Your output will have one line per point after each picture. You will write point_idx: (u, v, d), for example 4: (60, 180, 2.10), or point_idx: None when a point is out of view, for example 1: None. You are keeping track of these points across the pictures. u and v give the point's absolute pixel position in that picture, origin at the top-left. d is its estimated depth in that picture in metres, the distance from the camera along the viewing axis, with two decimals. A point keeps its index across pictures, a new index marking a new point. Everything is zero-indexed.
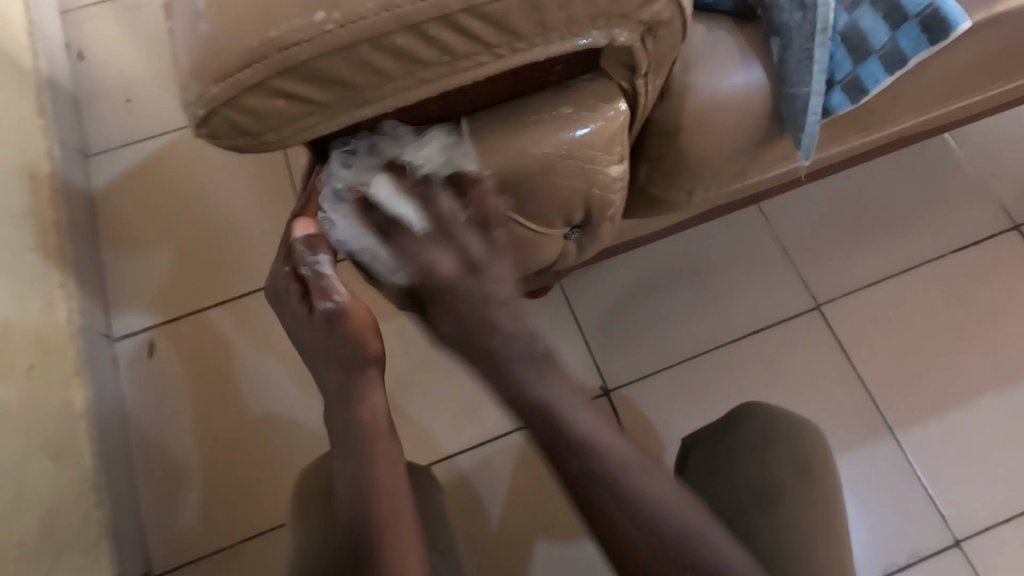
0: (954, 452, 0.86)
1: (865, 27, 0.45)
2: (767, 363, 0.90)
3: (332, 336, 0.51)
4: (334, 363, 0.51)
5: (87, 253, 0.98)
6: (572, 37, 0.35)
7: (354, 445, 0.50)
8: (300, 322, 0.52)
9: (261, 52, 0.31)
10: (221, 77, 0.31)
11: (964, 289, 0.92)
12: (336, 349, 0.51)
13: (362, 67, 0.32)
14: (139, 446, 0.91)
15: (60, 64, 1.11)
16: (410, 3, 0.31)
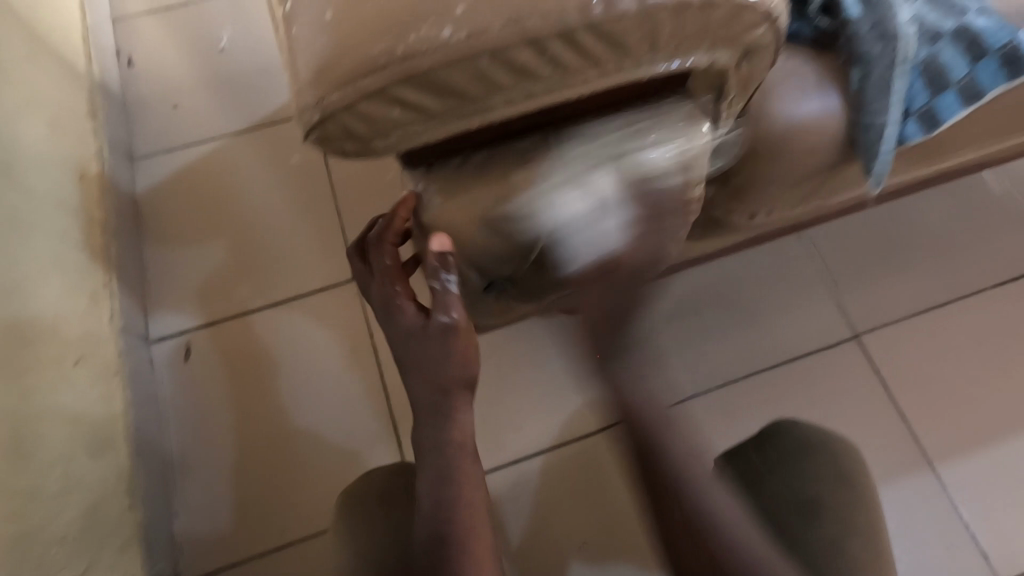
0: (998, 489, 0.84)
1: (945, 60, 0.46)
2: (806, 391, 0.89)
3: (439, 346, 0.47)
4: (427, 375, 0.47)
5: (130, 254, 0.99)
6: (677, 58, 0.36)
7: (439, 464, 0.46)
8: (411, 334, 0.48)
9: (386, 61, 0.32)
10: (343, 85, 0.32)
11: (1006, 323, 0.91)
12: (432, 361, 0.47)
13: (479, 78, 0.33)
14: (171, 450, 0.91)
15: (112, 70, 1.14)
16: (533, 18, 0.32)
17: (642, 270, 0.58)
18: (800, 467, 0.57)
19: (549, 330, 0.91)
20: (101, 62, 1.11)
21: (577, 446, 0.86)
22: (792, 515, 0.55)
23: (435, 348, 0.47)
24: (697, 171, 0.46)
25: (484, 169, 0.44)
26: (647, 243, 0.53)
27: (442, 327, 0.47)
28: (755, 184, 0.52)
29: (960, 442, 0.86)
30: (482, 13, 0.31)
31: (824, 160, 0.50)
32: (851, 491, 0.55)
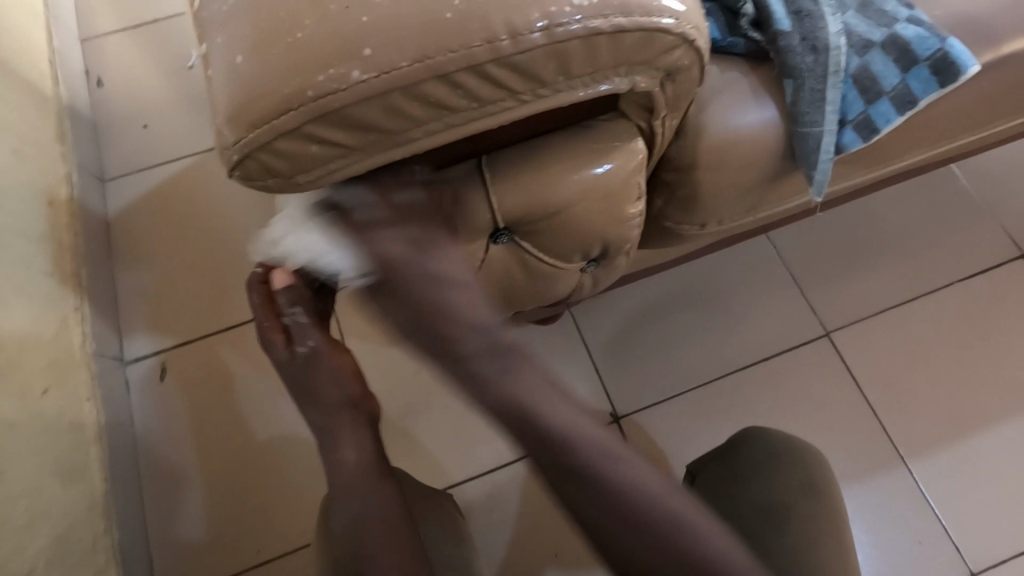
0: (969, 484, 0.85)
1: (875, 71, 0.46)
2: (779, 390, 0.90)
3: (314, 371, 0.56)
4: (314, 401, 0.56)
5: (102, 277, 0.99)
6: (594, 83, 0.36)
7: (354, 486, 0.53)
8: (284, 366, 0.57)
9: (297, 100, 0.32)
10: (257, 123, 0.33)
11: (975, 316, 0.92)
12: (312, 386, 0.56)
13: (393, 113, 0.33)
14: (147, 471, 0.91)
15: (79, 91, 1.14)
16: (442, 53, 0.32)
17: (595, 286, 0.58)
18: (762, 476, 0.59)
19: (521, 339, 0.92)
20: (68, 84, 1.11)
21: None
22: (761, 521, 0.57)
23: (306, 375, 0.56)
24: (636, 189, 0.47)
25: (420, 198, 0.44)
26: (596, 259, 0.53)
27: (304, 355, 0.56)
28: (701, 196, 0.51)
29: (931, 437, 0.87)
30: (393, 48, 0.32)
31: (766, 171, 0.51)
32: (814, 498, 0.56)
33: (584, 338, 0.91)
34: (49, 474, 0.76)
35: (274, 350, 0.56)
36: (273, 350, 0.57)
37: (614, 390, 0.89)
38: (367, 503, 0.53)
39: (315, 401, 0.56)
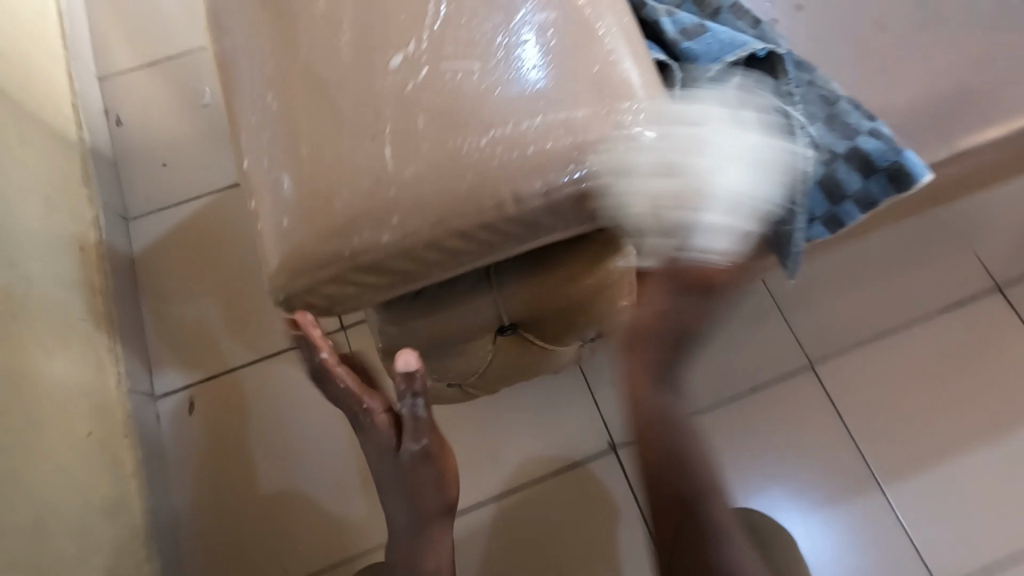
0: (937, 507, 0.93)
1: (841, 176, 0.52)
2: (765, 419, 0.97)
3: (419, 459, 0.54)
4: (411, 483, 0.56)
5: (131, 315, 1.06)
6: (582, 222, 0.42)
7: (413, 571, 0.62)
8: (385, 455, 0.55)
9: (335, 254, 0.39)
10: (302, 271, 0.40)
11: (948, 348, 0.99)
12: (413, 473, 0.55)
13: (414, 261, 0.40)
14: (180, 497, 0.98)
15: (100, 132, 1.19)
16: (454, 213, 0.39)
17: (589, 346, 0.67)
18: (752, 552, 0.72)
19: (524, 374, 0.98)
20: (89, 126, 1.16)
21: (552, 482, 0.93)
22: None
23: (416, 467, 0.55)
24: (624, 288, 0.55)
25: (438, 306, 0.51)
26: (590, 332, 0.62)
27: (415, 454, 0.54)
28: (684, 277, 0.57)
29: (903, 464, 0.95)
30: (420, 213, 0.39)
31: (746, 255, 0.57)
32: None
33: (592, 389, 0.96)
34: (97, 507, 0.83)
35: (379, 435, 0.54)
36: (374, 436, 0.54)
37: (612, 421, 0.95)
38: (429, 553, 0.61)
39: (404, 486, 0.56)
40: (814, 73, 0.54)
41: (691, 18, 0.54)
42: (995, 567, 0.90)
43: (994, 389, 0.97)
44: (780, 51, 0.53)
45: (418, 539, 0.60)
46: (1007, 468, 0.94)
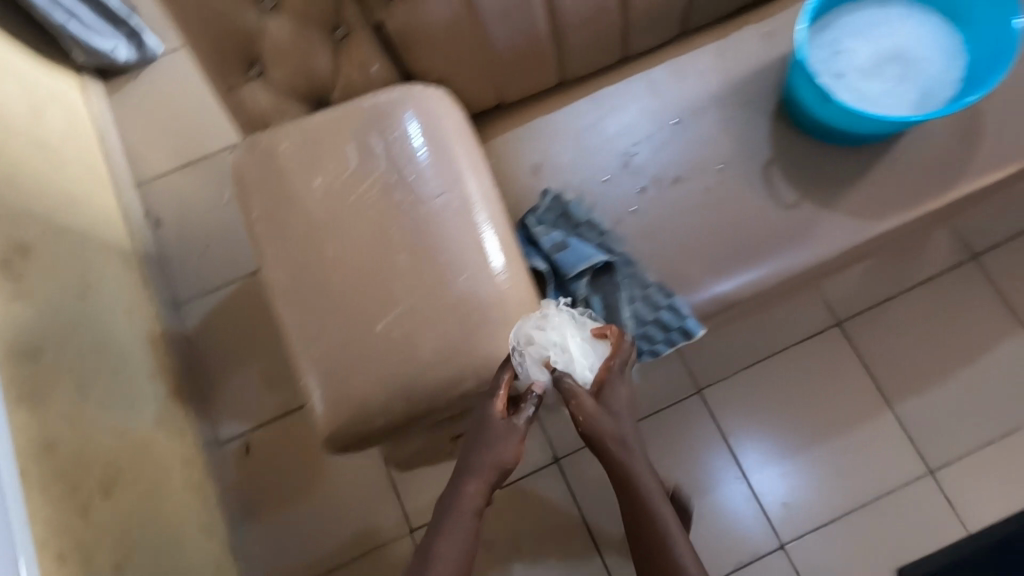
0: (785, 486, 1.32)
1: (653, 334, 0.86)
2: (666, 432, 1.35)
3: (503, 440, 0.66)
4: (485, 458, 0.66)
5: (193, 384, 1.40)
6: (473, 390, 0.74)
7: None
8: (490, 424, 0.67)
9: (344, 423, 0.73)
10: (330, 434, 0.75)
11: (798, 370, 1.37)
12: (492, 448, 0.66)
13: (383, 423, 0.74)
14: (247, 514, 1.35)
15: (147, 234, 1.50)
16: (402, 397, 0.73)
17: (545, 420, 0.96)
18: None
19: None
20: (139, 233, 1.47)
21: (512, 488, 1.28)
22: None
23: (504, 433, 0.67)
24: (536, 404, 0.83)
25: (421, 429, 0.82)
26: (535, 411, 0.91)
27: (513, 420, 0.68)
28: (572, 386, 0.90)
29: (763, 457, 1.34)
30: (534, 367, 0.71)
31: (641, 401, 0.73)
32: None
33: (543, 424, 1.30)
34: (196, 530, 1.20)
35: (483, 413, 0.68)
36: (478, 413, 0.68)
37: (556, 442, 1.29)
38: (444, 534, 0.64)
39: (472, 453, 0.67)
40: (638, 267, 0.87)
41: (560, 235, 0.87)
42: (824, 526, 1.29)
43: (830, 399, 1.35)
44: (614, 259, 0.86)
45: (448, 516, 0.65)
46: (835, 457, 1.33)
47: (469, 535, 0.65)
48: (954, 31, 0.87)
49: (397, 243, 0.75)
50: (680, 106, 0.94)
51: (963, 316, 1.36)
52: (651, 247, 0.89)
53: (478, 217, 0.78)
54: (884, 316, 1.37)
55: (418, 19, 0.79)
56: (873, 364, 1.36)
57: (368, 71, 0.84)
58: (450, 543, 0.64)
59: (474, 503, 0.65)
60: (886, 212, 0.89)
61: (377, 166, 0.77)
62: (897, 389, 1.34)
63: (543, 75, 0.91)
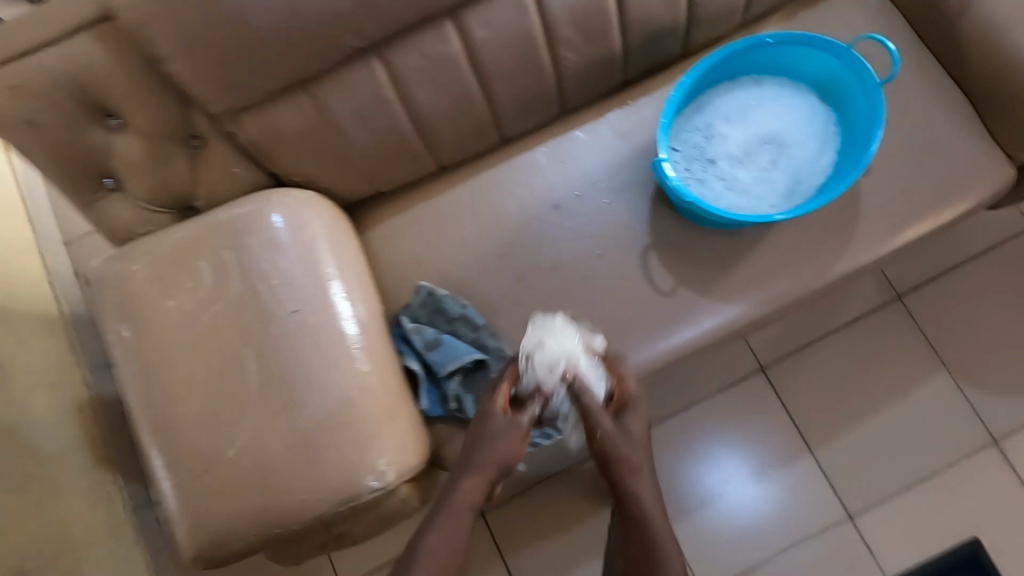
0: (709, 533, 1.31)
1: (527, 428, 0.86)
2: None
3: (500, 436, 0.71)
4: (484, 454, 0.70)
5: (125, 447, 1.42)
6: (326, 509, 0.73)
7: None
8: (493, 423, 0.72)
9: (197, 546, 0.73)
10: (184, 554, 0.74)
11: (722, 417, 1.36)
12: (492, 444, 0.71)
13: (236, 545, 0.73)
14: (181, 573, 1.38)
15: (76, 295, 1.50)
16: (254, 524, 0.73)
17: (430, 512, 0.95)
18: None
19: None
20: (66, 296, 1.47)
21: None
22: None
23: (506, 434, 0.72)
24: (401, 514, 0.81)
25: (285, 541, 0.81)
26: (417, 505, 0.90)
27: (507, 422, 0.73)
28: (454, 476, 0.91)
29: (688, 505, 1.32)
30: (547, 358, 0.76)
31: (638, 416, 0.76)
32: None
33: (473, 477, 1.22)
34: None
35: (484, 411, 0.74)
36: (482, 411, 0.74)
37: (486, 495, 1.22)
38: (435, 529, 0.66)
39: (474, 451, 0.71)
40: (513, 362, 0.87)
41: (433, 332, 0.86)
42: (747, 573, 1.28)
43: (754, 444, 1.34)
44: (486, 356, 0.86)
45: (443, 510, 0.67)
46: (761, 502, 1.32)
47: (462, 534, 0.66)
48: (829, 113, 0.86)
49: (251, 362, 0.75)
50: (562, 189, 0.93)
51: (888, 360, 1.35)
52: (528, 337, 0.89)
53: (338, 327, 0.78)
54: (809, 360, 1.37)
55: (271, 128, 0.78)
56: (796, 413, 1.35)
57: (231, 177, 0.83)
58: (445, 535, 0.66)
59: (471, 498, 0.68)
60: (762, 300, 0.88)
61: (233, 284, 0.77)
62: (821, 435, 1.34)
63: (418, 165, 0.90)
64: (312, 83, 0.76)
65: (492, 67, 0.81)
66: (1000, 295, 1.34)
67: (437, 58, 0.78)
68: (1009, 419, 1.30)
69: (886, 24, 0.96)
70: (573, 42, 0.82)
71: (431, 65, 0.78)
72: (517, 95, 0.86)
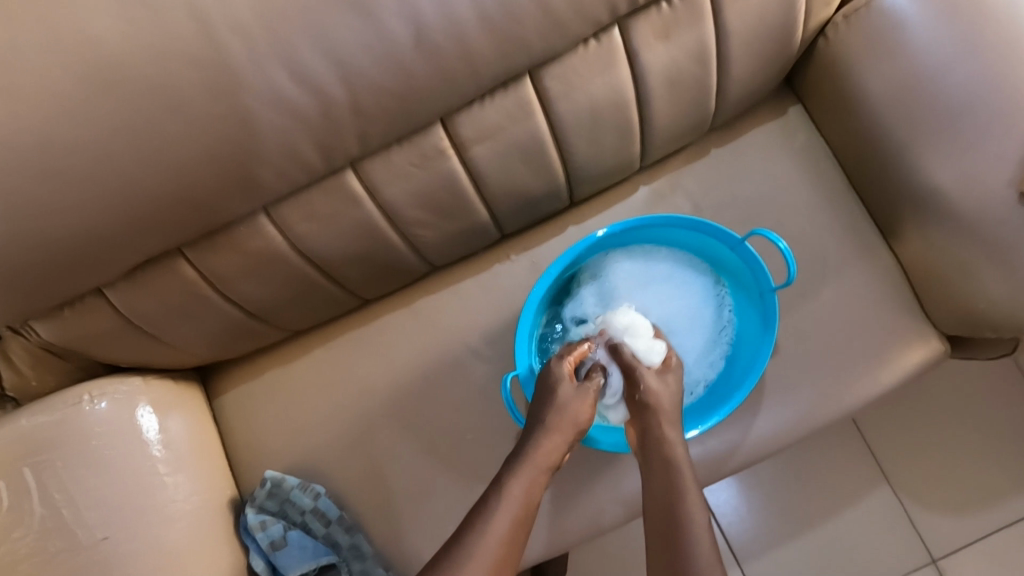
0: None
1: None
2: None
3: (578, 397, 0.66)
4: (560, 416, 0.65)
5: None
6: None
7: None
8: (566, 382, 0.67)
9: None
10: None
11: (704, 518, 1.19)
12: (567, 409, 0.65)
13: None
14: None
15: None
16: None
17: None
18: None
19: None
20: None
21: None
22: None
23: (579, 395, 0.67)
24: None
25: None
26: None
27: (579, 386, 0.67)
28: None
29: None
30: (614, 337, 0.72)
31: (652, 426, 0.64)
32: None
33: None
34: None
35: (552, 374, 0.68)
36: (549, 377, 0.68)
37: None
38: (517, 476, 0.62)
39: (544, 412, 0.65)
40: (370, 561, 0.78)
41: (281, 529, 0.79)
42: None
43: (760, 549, 1.17)
44: (338, 558, 0.78)
45: (521, 467, 0.62)
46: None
47: (538, 486, 0.62)
48: (720, 295, 0.79)
49: None
50: (430, 360, 0.83)
51: (829, 470, 1.19)
52: (393, 515, 0.80)
53: (161, 533, 0.71)
54: (751, 474, 1.20)
55: (71, 331, 0.68)
56: (727, 521, 1.18)
57: (43, 370, 0.74)
58: (527, 484, 0.61)
59: (549, 457, 0.64)
60: None
61: (34, 508, 0.68)
62: (754, 546, 1.17)
63: (264, 337, 0.79)
64: (110, 285, 0.66)
65: (327, 252, 0.70)
66: (954, 401, 1.18)
67: (254, 253, 0.67)
68: (954, 535, 1.14)
69: (812, 165, 0.82)
70: (424, 220, 0.71)
71: (250, 260, 0.67)
72: (366, 270, 0.74)
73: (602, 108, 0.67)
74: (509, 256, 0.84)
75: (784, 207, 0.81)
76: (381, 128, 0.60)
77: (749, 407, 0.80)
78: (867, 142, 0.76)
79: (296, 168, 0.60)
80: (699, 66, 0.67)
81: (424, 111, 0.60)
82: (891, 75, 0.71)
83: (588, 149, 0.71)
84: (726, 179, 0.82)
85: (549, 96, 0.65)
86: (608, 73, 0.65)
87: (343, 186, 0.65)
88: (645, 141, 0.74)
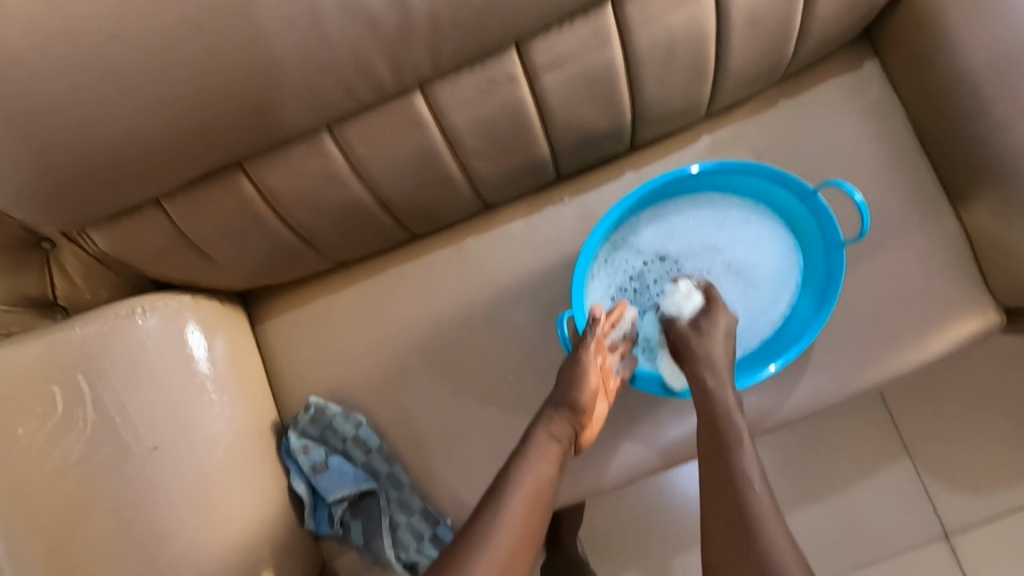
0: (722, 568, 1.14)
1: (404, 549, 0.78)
2: None
3: (577, 373, 0.66)
4: (566, 392, 0.66)
5: None
6: None
7: None
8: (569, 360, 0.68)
9: None
10: None
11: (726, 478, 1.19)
12: (569, 382, 0.66)
13: None
14: None
15: None
16: None
17: None
18: None
19: None
20: None
21: None
22: None
23: (577, 367, 0.67)
24: None
25: None
26: None
27: (578, 358, 0.67)
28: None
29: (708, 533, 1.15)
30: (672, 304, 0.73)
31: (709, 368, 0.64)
32: None
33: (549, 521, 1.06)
34: None
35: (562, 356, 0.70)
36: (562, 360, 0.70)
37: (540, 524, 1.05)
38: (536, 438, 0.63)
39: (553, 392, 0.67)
40: (406, 490, 0.79)
41: (323, 453, 0.80)
42: None
43: None
44: (377, 485, 0.79)
45: (534, 440, 0.63)
46: None
47: (552, 457, 0.63)
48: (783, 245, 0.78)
49: (107, 494, 0.68)
50: (475, 299, 0.82)
51: (852, 440, 1.19)
52: (432, 448, 0.81)
53: (209, 451, 0.72)
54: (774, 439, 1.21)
55: (126, 241, 0.68)
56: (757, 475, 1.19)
57: (96, 281, 0.74)
58: (540, 455, 0.62)
59: (554, 431, 0.64)
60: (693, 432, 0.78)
61: (87, 416, 0.69)
62: None
63: (312, 265, 0.79)
64: (167, 197, 0.65)
65: (383, 177, 0.68)
66: (985, 382, 1.17)
67: (312, 173, 0.66)
68: (968, 512, 1.14)
69: (881, 124, 0.80)
70: (484, 152, 0.69)
71: (308, 180, 0.66)
72: (419, 202, 0.73)
73: (679, 42, 0.64)
74: (562, 198, 0.82)
75: (849, 165, 0.79)
76: (455, 47, 0.58)
77: (794, 366, 0.79)
78: (943, 100, 0.73)
79: (365, 84, 0.58)
80: (784, 4, 0.64)
81: (501, 31, 0.58)
82: (980, 29, 0.68)
83: (659, 87, 0.68)
84: (792, 132, 0.80)
85: (627, 26, 0.62)
86: (691, 5, 0.62)
87: (408, 109, 0.63)
88: (717, 84, 0.72)
